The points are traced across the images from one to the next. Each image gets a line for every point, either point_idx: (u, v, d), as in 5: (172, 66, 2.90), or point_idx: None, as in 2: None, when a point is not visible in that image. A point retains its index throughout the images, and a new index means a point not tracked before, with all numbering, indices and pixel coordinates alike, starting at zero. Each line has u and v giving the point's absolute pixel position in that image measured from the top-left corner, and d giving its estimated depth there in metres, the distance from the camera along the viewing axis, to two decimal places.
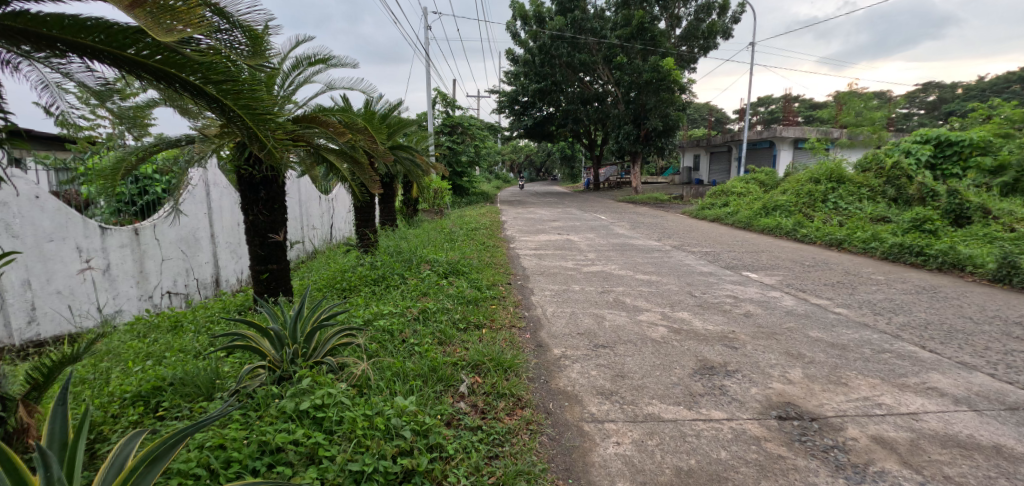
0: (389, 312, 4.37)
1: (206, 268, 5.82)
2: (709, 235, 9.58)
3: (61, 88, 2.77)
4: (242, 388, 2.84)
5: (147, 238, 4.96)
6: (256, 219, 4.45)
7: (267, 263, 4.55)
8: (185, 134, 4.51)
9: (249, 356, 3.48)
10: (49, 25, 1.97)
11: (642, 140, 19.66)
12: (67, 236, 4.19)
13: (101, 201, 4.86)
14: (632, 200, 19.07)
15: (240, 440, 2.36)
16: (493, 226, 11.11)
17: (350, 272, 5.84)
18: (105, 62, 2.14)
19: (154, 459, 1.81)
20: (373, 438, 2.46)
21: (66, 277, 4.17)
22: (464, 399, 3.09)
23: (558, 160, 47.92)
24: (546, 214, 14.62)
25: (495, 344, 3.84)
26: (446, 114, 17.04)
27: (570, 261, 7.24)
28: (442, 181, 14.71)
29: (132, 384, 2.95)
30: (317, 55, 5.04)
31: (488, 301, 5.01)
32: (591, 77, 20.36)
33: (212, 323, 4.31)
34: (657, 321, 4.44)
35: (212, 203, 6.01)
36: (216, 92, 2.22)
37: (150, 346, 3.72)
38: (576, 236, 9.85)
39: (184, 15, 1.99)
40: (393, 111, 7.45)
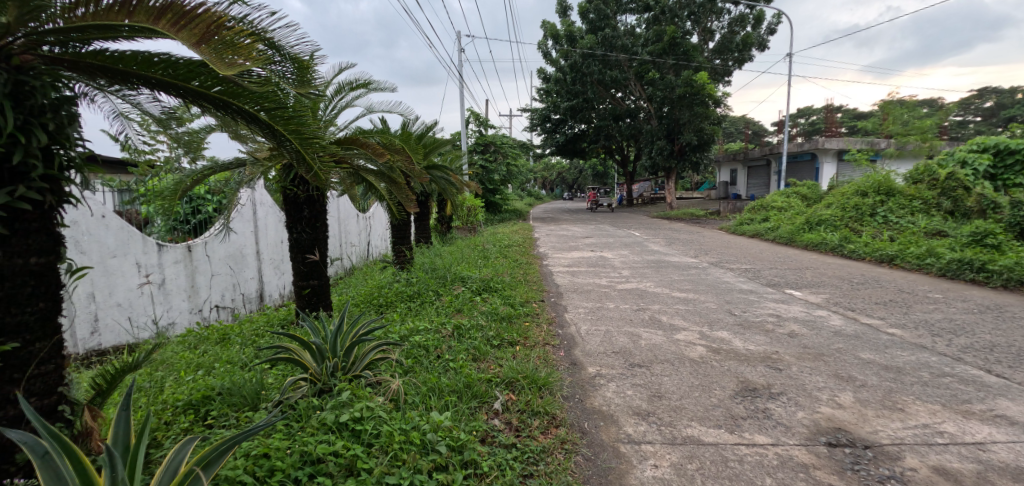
0: (426, 328, 4.43)
1: (252, 283, 6.07)
2: (748, 251, 9.37)
3: (129, 117, 2.99)
4: (285, 399, 2.94)
5: (199, 255, 5.23)
6: (299, 237, 4.65)
7: (308, 279, 4.70)
8: (236, 158, 4.78)
9: (292, 368, 3.61)
10: (124, 61, 2.13)
11: (677, 154, 19.32)
12: (129, 253, 4.46)
13: (158, 220, 5.15)
14: (666, 216, 18.76)
15: (283, 450, 2.43)
16: (527, 243, 11.16)
17: (386, 289, 5.98)
18: (170, 91, 2.29)
19: (208, 463, 1.88)
20: (409, 452, 2.49)
21: (126, 290, 4.43)
22: (498, 416, 3.10)
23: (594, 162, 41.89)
24: (580, 231, 14.58)
25: (529, 361, 3.84)
26: (478, 133, 17.40)
27: (604, 278, 7.17)
28: (475, 199, 14.89)
29: (185, 392, 3.10)
30: (358, 80, 5.26)
31: (522, 318, 5.02)
32: (623, 92, 20.38)
33: (257, 336, 4.48)
34: (695, 340, 4.33)
35: (258, 222, 6.29)
36: (269, 119, 2.39)
37: (200, 358, 3.90)
38: (610, 252, 9.77)
39: (244, 50, 2.10)
40: (429, 132, 7.69)
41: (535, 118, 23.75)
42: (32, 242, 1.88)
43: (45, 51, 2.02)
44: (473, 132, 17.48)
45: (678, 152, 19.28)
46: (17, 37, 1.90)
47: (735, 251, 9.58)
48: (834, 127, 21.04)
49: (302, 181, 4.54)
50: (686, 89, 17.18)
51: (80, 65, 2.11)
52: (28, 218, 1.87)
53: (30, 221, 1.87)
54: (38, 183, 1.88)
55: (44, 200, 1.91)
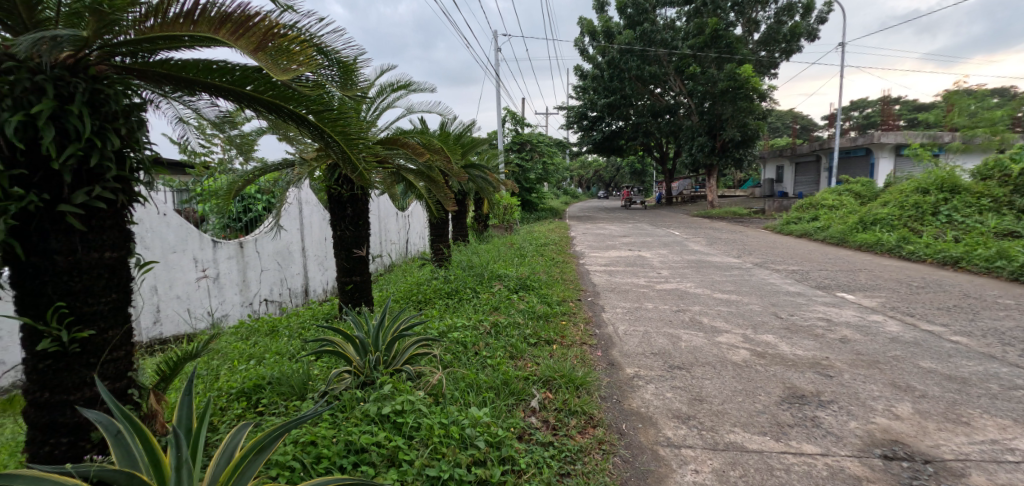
0: (464, 324, 4.48)
1: (298, 279, 6.30)
2: (796, 252, 9.02)
3: (188, 121, 3.16)
4: (331, 391, 3.04)
5: (250, 251, 5.46)
6: (343, 234, 4.78)
7: (351, 275, 4.83)
8: (285, 159, 4.96)
9: (336, 360, 3.74)
10: (187, 70, 2.25)
11: (719, 151, 18.77)
12: (187, 250, 4.71)
13: (212, 218, 5.42)
14: (707, 215, 18.28)
15: (329, 438, 2.52)
16: (563, 242, 11.10)
17: (425, 286, 6.08)
18: (228, 95, 2.41)
19: (261, 449, 1.90)
20: (449, 446, 2.53)
21: (185, 283, 4.67)
22: (535, 414, 3.10)
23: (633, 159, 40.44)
24: (617, 230, 14.40)
25: (566, 360, 3.82)
26: (515, 132, 17.44)
27: (643, 278, 7.05)
28: (511, 197, 14.93)
29: (238, 381, 3.25)
30: (399, 81, 5.36)
31: (559, 317, 5.00)
32: (662, 88, 19.99)
33: (303, 329, 4.65)
34: (738, 344, 4.20)
35: (304, 220, 6.51)
36: (318, 121, 2.48)
37: (251, 348, 4.09)
38: (648, 251, 9.60)
39: (297, 56, 2.19)
40: (467, 131, 7.76)
41: (571, 116, 23.59)
42: (107, 238, 2.01)
43: (117, 61, 2.14)
44: (509, 131, 17.53)
45: (721, 149, 18.74)
46: (95, 49, 2.03)
47: (781, 251, 9.24)
48: (891, 121, 19.94)
49: (346, 180, 4.68)
50: (728, 83, 16.66)
51: (148, 74, 2.24)
52: (104, 215, 2.00)
53: (105, 219, 2.00)
54: (112, 183, 2.01)
55: (117, 200, 2.03)
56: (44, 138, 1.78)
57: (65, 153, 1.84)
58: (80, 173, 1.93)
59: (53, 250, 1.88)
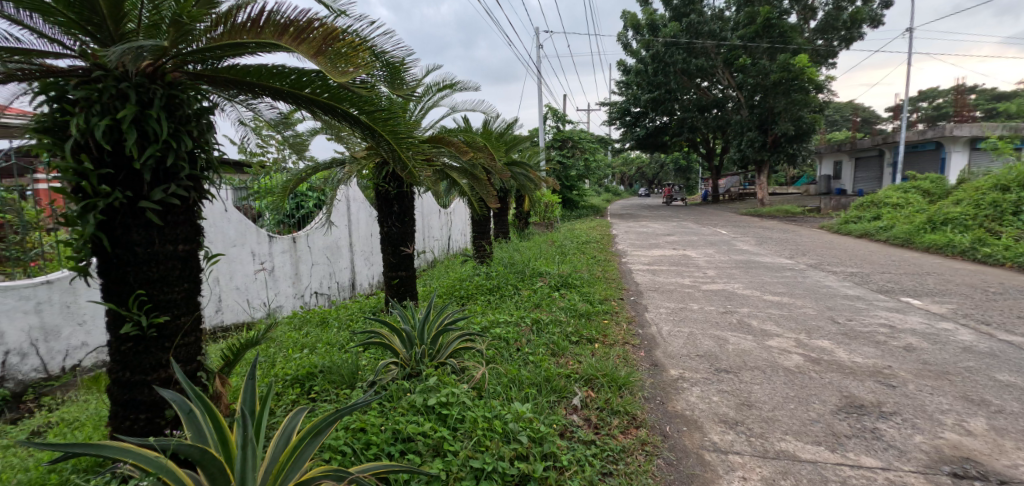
0: (506, 320, 4.54)
1: (346, 273, 6.54)
2: (854, 253, 8.58)
3: (249, 123, 3.35)
4: (379, 381, 3.16)
5: (302, 246, 5.72)
6: (390, 231, 4.92)
7: (397, 270, 4.97)
8: (336, 158, 5.15)
9: (383, 352, 3.87)
10: (250, 74, 2.38)
11: (771, 146, 18.04)
12: (246, 244, 4.98)
13: (268, 214, 5.69)
14: (757, 214, 17.63)
15: (377, 426, 2.63)
16: (605, 240, 11.00)
17: (467, 281, 6.18)
18: (287, 98, 2.55)
19: (318, 432, 1.97)
20: (492, 439, 2.58)
21: (244, 276, 4.95)
22: (576, 412, 3.11)
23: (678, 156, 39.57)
24: (661, 228, 14.11)
25: (608, 359, 3.81)
26: (556, 129, 17.37)
27: (688, 278, 6.90)
28: (551, 194, 14.90)
29: (292, 368, 3.43)
30: (444, 81, 5.47)
31: (601, 316, 4.98)
32: (709, 81, 19.42)
33: (352, 321, 4.83)
34: (791, 349, 4.06)
35: (352, 216, 6.74)
36: (369, 121, 2.58)
37: (304, 338, 4.29)
38: (694, 251, 9.37)
39: (354, 58, 2.29)
40: (509, 129, 7.84)
41: (614, 111, 23.26)
42: (180, 232, 2.17)
43: (189, 69, 2.30)
44: (551, 128, 17.48)
45: (772, 143, 18.00)
46: (171, 59, 2.19)
47: (837, 252, 8.82)
48: (965, 113, 18.57)
49: (393, 178, 4.83)
50: (781, 74, 15.97)
51: (217, 80, 2.39)
52: (178, 211, 2.16)
53: (180, 214, 2.16)
54: (185, 181, 2.16)
55: (189, 197, 2.19)
56: (128, 141, 1.95)
57: (145, 155, 2.01)
58: (158, 173, 2.09)
59: (135, 243, 2.05)
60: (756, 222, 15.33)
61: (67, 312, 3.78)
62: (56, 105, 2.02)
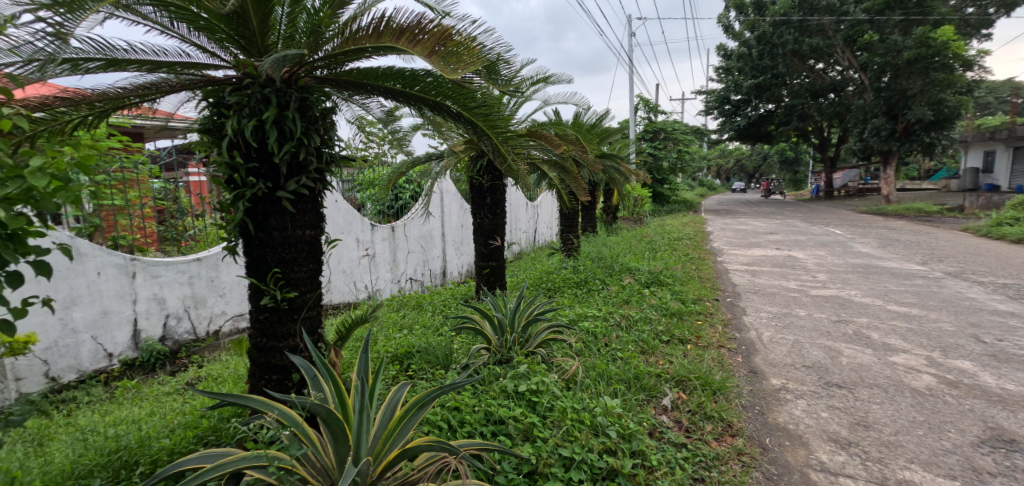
0: (594, 314, 4.55)
1: (438, 261, 6.89)
2: (1006, 262, 7.46)
3: (359, 121, 3.65)
4: (471, 364, 3.33)
5: (400, 234, 6.11)
6: (483, 222, 5.10)
7: (488, 260, 5.13)
8: (433, 152, 5.44)
9: (473, 337, 4.06)
10: (367, 75, 2.60)
11: (901, 135, 16.06)
12: (353, 232, 5.42)
13: (369, 205, 6.14)
14: (880, 213, 15.85)
15: (471, 406, 2.79)
16: (699, 237, 10.54)
17: (555, 274, 6.25)
18: (398, 96, 2.76)
19: (421, 405, 2.13)
20: (581, 430, 2.62)
21: (351, 260, 5.39)
22: (667, 413, 3.07)
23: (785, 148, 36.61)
24: (763, 226, 13.21)
25: (702, 362, 3.70)
26: (648, 120, 16.84)
27: (794, 281, 6.41)
28: (642, 188, 14.52)
29: (392, 347, 3.71)
30: (538, 75, 5.56)
31: (694, 316, 4.81)
32: (825, 63, 17.85)
33: (445, 306, 5.10)
34: (920, 368, 3.66)
35: (445, 207, 7.06)
36: (471, 116, 2.72)
37: (403, 319, 4.62)
38: (802, 252, 8.69)
39: (465, 57, 2.41)
40: (601, 121, 7.77)
41: (711, 101, 22.07)
42: (308, 219, 2.45)
43: (317, 74, 2.56)
44: (642, 118, 16.98)
45: (903, 132, 16.01)
46: (303, 66, 2.46)
47: (984, 259, 7.72)
48: None
49: (487, 171, 5.02)
50: (918, 51, 14.10)
51: (339, 83, 2.65)
52: (306, 200, 2.44)
53: (308, 203, 2.44)
54: (313, 173, 2.44)
55: (315, 188, 2.46)
56: (270, 138, 2.23)
57: (283, 150, 2.29)
58: (292, 166, 2.38)
59: (273, 227, 2.34)
60: (878, 221, 13.81)
61: (212, 285, 4.39)
62: (214, 108, 2.36)
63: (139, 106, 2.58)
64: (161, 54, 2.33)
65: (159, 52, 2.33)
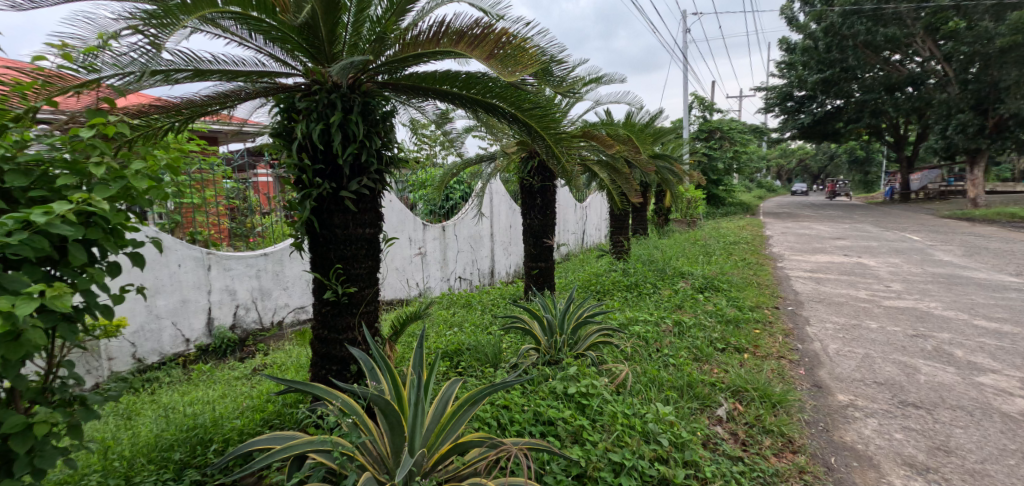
0: (646, 319, 4.47)
1: (486, 261, 6.97)
2: None
3: (414, 123, 3.76)
4: (520, 364, 3.35)
5: (450, 234, 6.23)
6: (532, 223, 5.12)
7: (537, 261, 5.14)
8: (486, 153, 5.51)
9: (522, 337, 4.08)
10: (426, 80, 2.68)
11: (990, 132, 14.74)
12: (406, 231, 5.58)
13: (421, 205, 6.30)
14: (964, 218, 14.62)
15: (520, 406, 2.82)
16: (757, 241, 10.11)
17: (605, 277, 6.19)
18: (454, 100, 2.83)
19: (474, 401, 2.17)
20: (632, 436, 2.58)
21: (405, 259, 5.56)
22: (722, 424, 2.98)
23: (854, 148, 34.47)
24: (828, 230, 12.50)
25: (761, 373, 3.55)
26: (703, 119, 16.33)
27: (864, 290, 6.03)
28: (696, 190, 14.10)
29: (442, 344, 3.79)
30: (591, 75, 5.51)
31: (751, 324, 4.63)
32: (902, 54, 16.71)
33: (494, 305, 5.16)
34: (1011, 391, 3.35)
35: (494, 208, 7.14)
36: (526, 118, 2.75)
37: (453, 317, 4.71)
38: (873, 259, 8.16)
39: (524, 59, 2.42)
40: (654, 121, 7.62)
41: (771, 98, 21.13)
42: (368, 217, 2.55)
43: (378, 79, 2.67)
44: (697, 117, 16.48)
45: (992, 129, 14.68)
46: (366, 72, 2.56)
47: None
48: None
49: (538, 171, 5.05)
50: (1012, 39, 12.92)
51: (399, 88, 2.74)
52: (367, 200, 2.55)
53: (368, 203, 2.54)
54: (373, 174, 2.54)
55: (376, 188, 2.57)
56: (335, 141, 2.35)
57: (347, 152, 2.40)
58: (355, 167, 2.49)
59: (336, 226, 2.46)
60: (961, 228, 12.74)
61: (277, 279, 4.64)
62: (285, 113, 2.51)
63: (219, 113, 2.77)
64: (241, 64, 2.51)
65: (239, 62, 2.51)
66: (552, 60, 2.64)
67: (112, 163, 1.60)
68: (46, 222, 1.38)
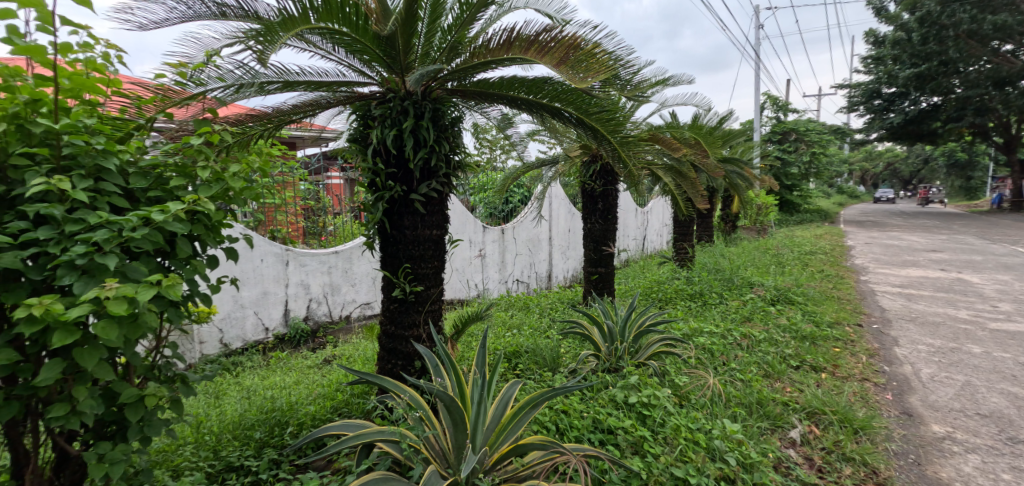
0: (712, 330, 4.31)
1: (544, 264, 6.99)
2: None
3: (479, 127, 3.84)
4: (579, 370, 3.34)
5: (509, 236, 6.30)
6: (593, 227, 5.08)
7: (597, 266, 5.09)
8: (548, 157, 5.53)
9: (580, 342, 4.06)
10: (493, 86, 2.73)
11: None
12: (468, 233, 5.70)
13: (481, 207, 6.41)
14: None
15: (578, 412, 2.81)
16: (837, 251, 9.46)
17: (667, 285, 6.02)
18: (520, 105, 2.86)
19: (534, 404, 2.18)
20: (697, 453, 2.51)
21: (466, 260, 5.68)
22: (795, 447, 2.82)
23: (952, 151, 31.42)
24: (921, 242, 11.46)
25: (841, 395, 3.32)
26: (776, 120, 15.51)
27: (964, 310, 5.48)
28: (767, 195, 13.41)
29: (501, 345, 3.84)
30: (658, 77, 5.39)
31: (829, 342, 4.34)
32: (1014, 45, 15.08)
33: (553, 309, 5.17)
34: None
35: (554, 212, 7.14)
36: (592, 122, 2.74)
37: (511, 319, 4.77)
38: (975, 275, 7.40)
39: (594, 65, 2.44)
40: (723, 123, 7.34)
41: (854, 97, 19.72)
42: (436, 220, 2.64)
43: (447, 86, 2.75)
44: (769, 118, 15.68)
45: None
46: (436, 80, 2.65)
47: None
48: None
49: (600, 175, 4.99)
50: None
51: (466, 94, 2.81)
52: (435, 203, 2.64)
53: (436, 205, 2.63)
54: (441, 178, 2.62)
55: (444, 191, 2.65)
56: (407, 146, 2.45)
57: (418, 156, 2.50)
58: (424, 171, 2.58)
59: (405, 227, 2.56)
60: None
61: (346, 276, 4.90)
62: (361, 120, 2.65)
63: (302, 121, 2.97)
64: (325, 75, 2.69)
65: (323, 73, 2.69)
66: (621, 63, 2.63)
67: (215, 167, 1.76)
68: (164, 221, 1.54)
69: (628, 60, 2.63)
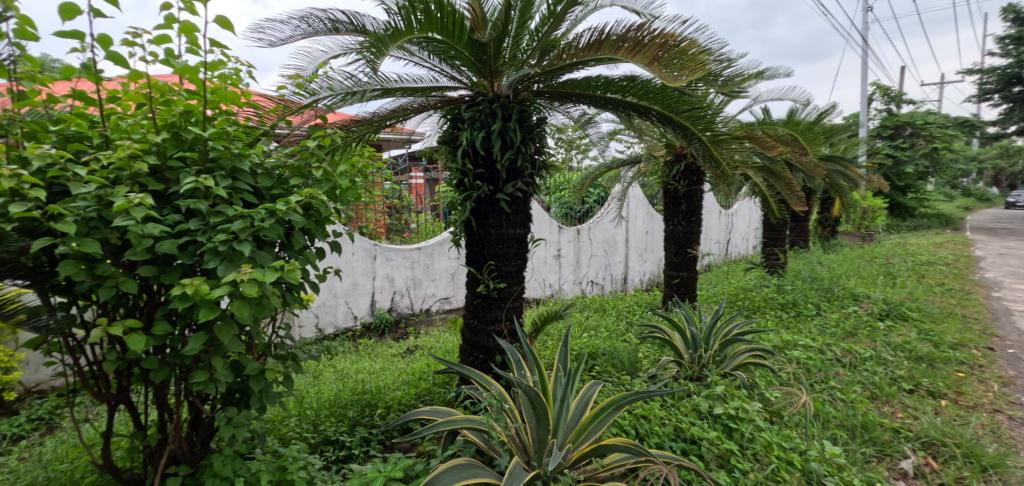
0: (808, 344, 4.02)
1: (620, 267, 6.87)
2: None
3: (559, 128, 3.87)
4: (658, 375, 3.26)
5: (586, 237, 6.27)
6: (676, 230, 4.93)
7: (679, 270, 4.92)
8: (630, 156, 5.43)
9: (659, 347, 3.96)
10: (580, 86, 2.74)
11: None
12: (545, 233, 5.75)
13: (557, 207, 6.44)
14: None
15: (659, 418, 2.75)
16: (960, 262, 8.42)
17: (756, 292, 5.69)
18: (606, 104, 2.85)
19: (616, 406, 2.17)
20: (790, 474, 2.37)
21: (542, 260, 5.73)
22: (906, 480, 2.57)
23: None
24: None
25: (965, 427, 2.97)
26: (888, 113, 14.06)
27: None
28: (875, 198, 12.21)
29: (578, 346, 3.84)
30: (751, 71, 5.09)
31: (949, 364, 3.90)
32: None
33: (631, 312, 5.08)
34: None
35: (632, 213, 7.00)
36: (682, 120, 2.67)
37: (588, 320, 4.75)
38: None
39: (688, 62, 2.39)
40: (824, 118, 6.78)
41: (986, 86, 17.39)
42: (520, 219, 2.71)
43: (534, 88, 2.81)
44: (879, 112, 14.26)
45: None
46: (524, 82, 2.72)
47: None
48: None
49: (685, 175, 4.81)
50: None
51: (553, 94, 2.84)
52: (520, 202, 2.70)
53: (521, 205, 2.70)
54: (527, 178, 2.68)
55: (528, 191, 2.70)
56: (495, 147, 2.53)
57: (505, 157, 2.57)
58: (510, 171, 2.65)
59: (491, 225, 2.66)
60: None
61: (428, 271, 5.13)
62: (451, 123, 2.78)
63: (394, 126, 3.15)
64: (420, 82, 2.85)
65: (419, 80, 2.85)
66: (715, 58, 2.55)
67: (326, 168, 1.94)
68: (285, 212, 1.72)
69: (723, 53, 2.54)
